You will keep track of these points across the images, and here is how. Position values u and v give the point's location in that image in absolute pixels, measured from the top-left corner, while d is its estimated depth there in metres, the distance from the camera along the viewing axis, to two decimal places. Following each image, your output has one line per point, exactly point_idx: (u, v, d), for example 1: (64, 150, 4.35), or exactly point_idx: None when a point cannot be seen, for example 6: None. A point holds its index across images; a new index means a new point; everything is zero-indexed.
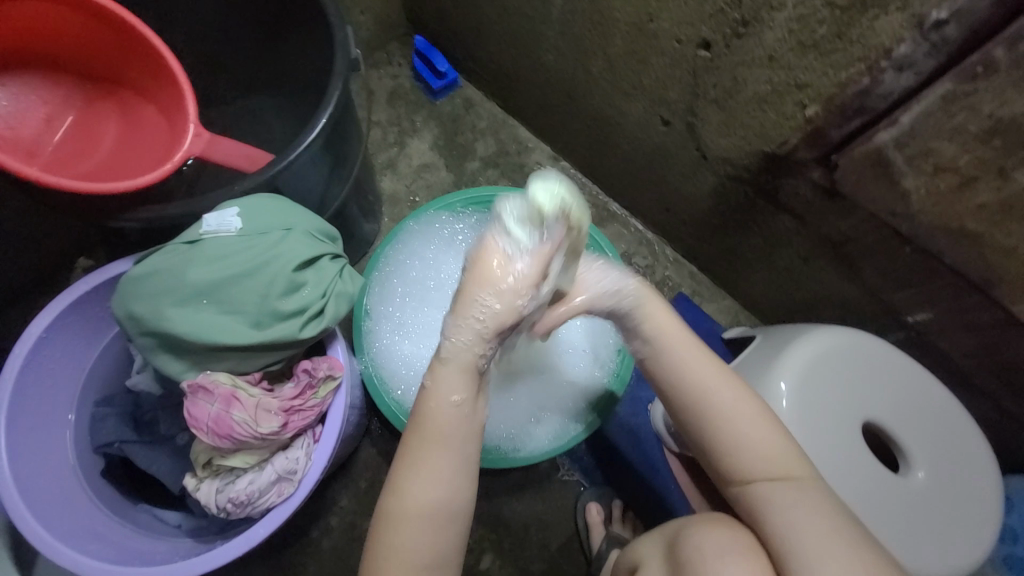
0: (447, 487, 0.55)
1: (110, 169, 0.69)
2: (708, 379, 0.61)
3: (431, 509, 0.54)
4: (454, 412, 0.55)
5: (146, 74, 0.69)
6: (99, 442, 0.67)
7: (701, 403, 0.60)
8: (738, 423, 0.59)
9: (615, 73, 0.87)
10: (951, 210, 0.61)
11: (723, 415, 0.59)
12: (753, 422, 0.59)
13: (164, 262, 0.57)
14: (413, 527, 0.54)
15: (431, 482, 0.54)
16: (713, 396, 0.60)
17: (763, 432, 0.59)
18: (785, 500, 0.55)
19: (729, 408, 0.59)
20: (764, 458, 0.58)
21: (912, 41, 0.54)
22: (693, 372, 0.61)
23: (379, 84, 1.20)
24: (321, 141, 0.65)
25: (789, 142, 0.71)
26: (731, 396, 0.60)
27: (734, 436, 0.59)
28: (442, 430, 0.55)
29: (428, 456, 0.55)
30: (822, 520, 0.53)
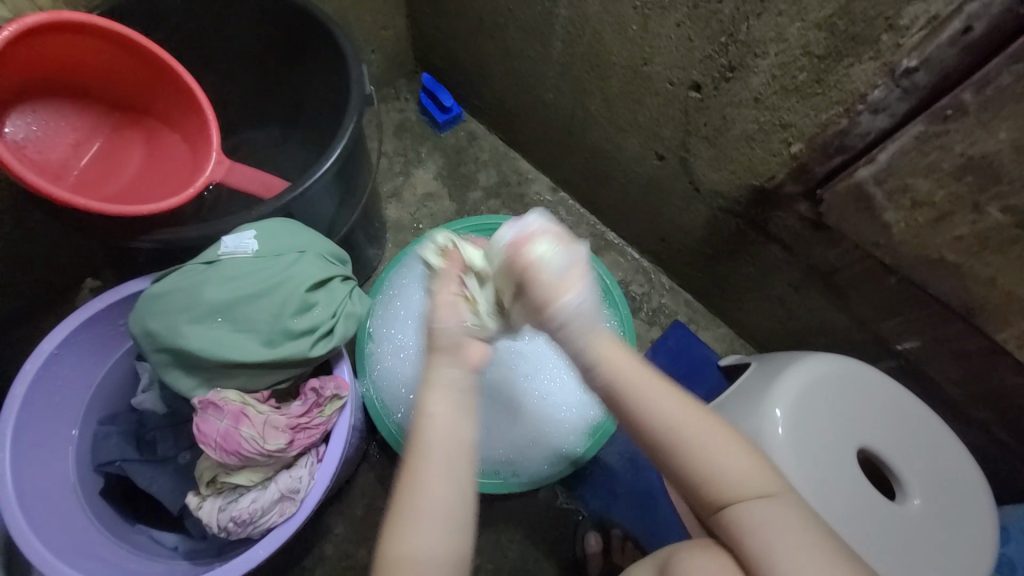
0: (441, 535, 0.51)
1: (134, 193, 0.73)
2: (674, 412, 0.57)
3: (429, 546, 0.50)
4: (450, 432, 0.54)
5: (175, 106, 0.75)
6: (100, 461, 0.67)
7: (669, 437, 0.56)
8: (714, 453, 0.56)
9: (612, 111, 0.92)
10: (931, 242, 0.65)
11: (697, 448, 0.56)
12: (726, 453, 0.56)
13: (181, 280, 0.59)
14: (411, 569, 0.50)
15: (430, 515, 0.51)
16: (678, 429, 0.56)
17: (737, 462, 0.56)
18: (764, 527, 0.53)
19: (698, 441, 0.56)
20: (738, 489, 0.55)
21: (885, 86, 0.59)
22: (658, 406, 0.57)
23: (387, 118, 1.26)
24: (335, 170, 0.68)
25: (776, 177, 0.75)
26: (700, 428, 0.57)
27: (705, 471, 0.55)
28: (439, 463, 0.52)
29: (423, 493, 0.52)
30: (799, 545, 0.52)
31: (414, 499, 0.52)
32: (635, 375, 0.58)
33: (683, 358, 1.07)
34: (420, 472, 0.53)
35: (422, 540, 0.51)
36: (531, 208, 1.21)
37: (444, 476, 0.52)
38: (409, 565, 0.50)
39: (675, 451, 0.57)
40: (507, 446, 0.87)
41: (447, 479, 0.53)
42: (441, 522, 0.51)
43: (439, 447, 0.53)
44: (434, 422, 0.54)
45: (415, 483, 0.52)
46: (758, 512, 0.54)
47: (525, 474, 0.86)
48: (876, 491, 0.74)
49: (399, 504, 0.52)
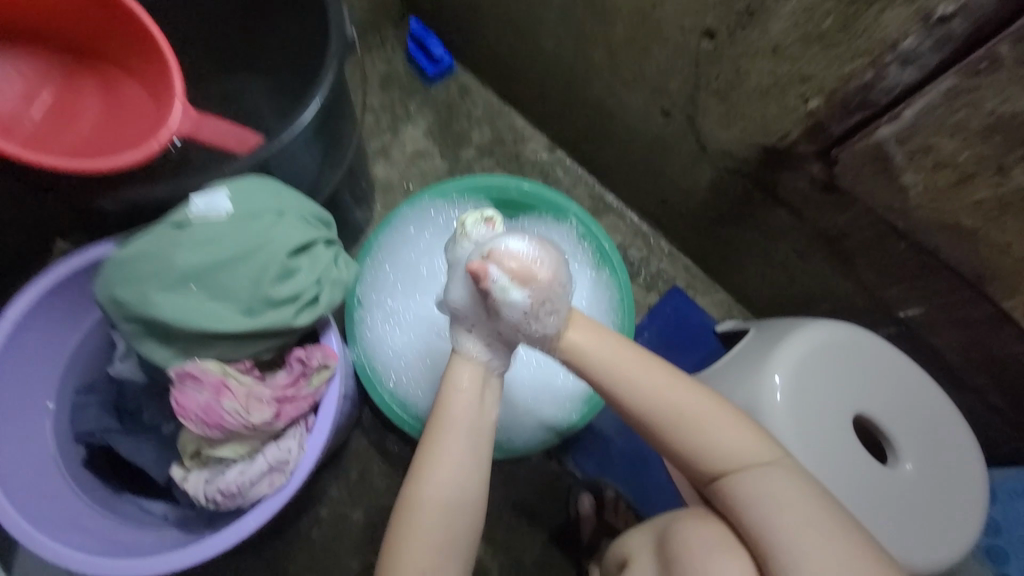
0: (465, 479, 0.57)
1: (89, 148, 0.64)
2: (662, 391, 0.57)
3: (449, 492, 0.56)
4: (468, 403, 0.58)
5: (131, 49, 0.65)
6: (79, 432, 0.64)
7: (671, 412, 0.57)
8: (716, 430, 0.57)
9: (616, 62, 0.85)
10: (948, 206, 0.62)
11: (701, 425, 0.57)
12: (719, 428, 0.57)
13: (149, 244, 0.54)
14: (431, 512, 0.56)
15: (452, 466, 0.57)
16: (667, 408, 0.57)
17: (730, 438, 0.57)
18: (762, 498, 0.54)
19: (686, 418, 0.57)
20: (733, 462, 0.56)
21: (917, 35, 0.53)
22: (642, 383, 0.57)
23: (373, 68, 1.17)
24: (315, 123, 0.62)
25: (789, 136, 0.70)
26: (685, 403, 0.57)
27: (707, 447, 0.56)
28: (464, 420, 0.58)
29: (448, 443, 0.57)
30: (798, 516, 0.52)
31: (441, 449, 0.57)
32: (622, 357, 0.59)
33: (680, 324, 1.05)
34: (445, 425, 0.58)
35: (447, 482, 0.56)
36: (527, 168, 1.15)
37: (462, 437, 0.57)
38: (431, 509, 0.56)
39: (661, 425, 0.57)
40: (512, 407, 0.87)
41: (470, 434, 0.58)
42: (466, 466, 0.57)
43: (463, 411, 0.58)
44: (460, 387, 0.59)
45: (442, 435, 0.57)
46: (757, 483, 0.55)
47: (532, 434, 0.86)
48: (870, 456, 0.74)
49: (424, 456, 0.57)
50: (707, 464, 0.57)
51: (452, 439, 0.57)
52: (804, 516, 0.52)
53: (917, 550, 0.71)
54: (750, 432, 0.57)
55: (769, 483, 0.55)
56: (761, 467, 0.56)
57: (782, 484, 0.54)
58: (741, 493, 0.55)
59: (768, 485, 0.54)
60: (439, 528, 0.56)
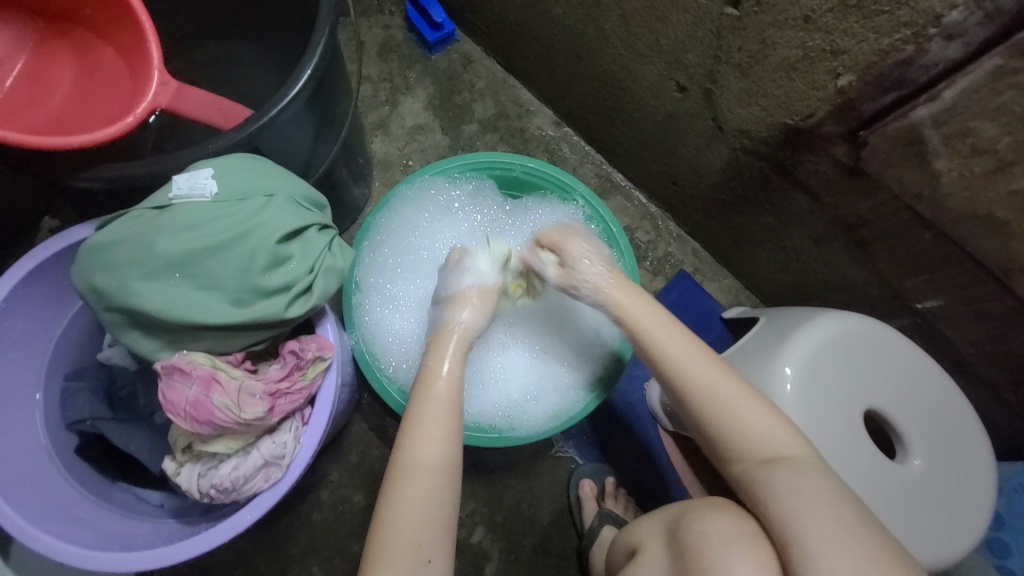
0: (451, 446, 0.59)
1: (63, 121, 0.60)
2: (688, 359, 0.62)
3: (438, 451, 0.58)
4: (450, 381, 0.64)
5: (104, 12, 0.59)
6: (70, 419, 0.62)
7: (700, 383, 0.61)
8: (740, 414, 0.59)
9: (630, 31, 0.80)
10: (980, 197, 0.58)
11: (726, 405, 0.60)
12: (744, 413, 0.59)
13: (130, 229, 0.51)
14: (423, 469, 0.57)
15: (440, 425, 0.60)
16: (695, 381, 0.61)
17: (755, 424, 0.58)
18: (785, 489, 0.53)
19: (721, 399, 0.60)
20: (765, 454, 0.57)
21: (965, 8, 0.48)
22: (671, 348, 0.64)
23: (369, 35, 1.10)
24: (306, 95, 0.58)
25: (815, 116, 0.66)
26: (715, 379, 0.61)
27: (732, 429, 0.59)
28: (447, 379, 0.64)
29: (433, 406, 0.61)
30: (823, 510, 0.51)
31: (427, 411, 0.60)
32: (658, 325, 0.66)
33: (687, 310, 1.03)
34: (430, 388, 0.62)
35: (431, 443, 0.58)
36: (532, 145, 1.10)
37: (445, 404, 0.61)
38: (420, 466, 0.57)
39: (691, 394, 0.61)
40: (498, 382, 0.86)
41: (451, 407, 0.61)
42: (451, 428, 0.60)
43: (445, 380, 0.63)
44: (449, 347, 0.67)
45: (426, 400, 0.61)
46: (782, 475, 0.55)
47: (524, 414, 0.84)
48: (878, 450, 0.73)
49: (415, 415, 0.60)
50: (737, 452, 0.58)
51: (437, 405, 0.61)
52: (824, 509, 0.51)
53: (920, 539, 0.70)
54: (785, 427, 0.58)
55: (797, 477, 0.54)
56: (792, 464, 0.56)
57: (809, 480, 0.54)
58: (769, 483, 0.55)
59: (796, 479, 0.54)
60: (428, 490, 0.56)
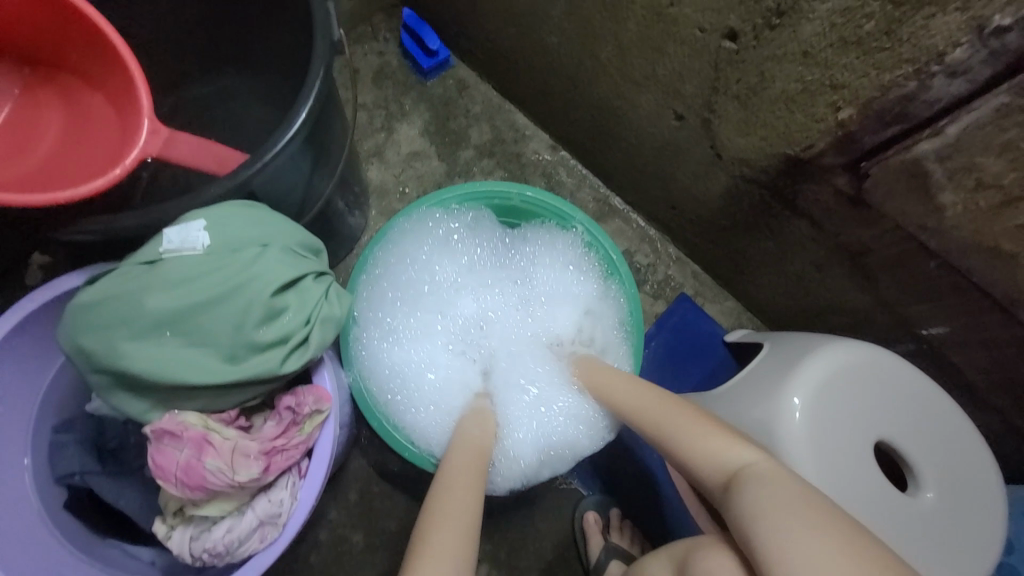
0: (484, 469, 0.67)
1: (49, 170, 0.58)
2: (644, 401, 0.68)
3: (477, 468, 0.66)
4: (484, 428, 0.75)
5: (90, 57, 0.58)
6: (59, 473, 0.60)
7: (651, 417, 0.65)
8: (685, 430, 0.61)
9: (626, 61, 0.79)
10: (986, 229, 0.57)
11: (672, 425, 0.62)
12: (688, 429, 0.61)
13: (119, 286, 0.49)
14: (462, 479, 0.64)
15: (477, 450, 0.70)
16: (645, 414, 0.67)
17: (702, 436, 0.59)
18: (736, 491, 0.52)
19: (672, 423, 0.62)
20: (722, 471, 0.55)
21: (969, 45, 0.48)
22: (630, 395, 0.70)
23: (364, 62, 1.09)
24: (301, 138, 0.57)
25: (815, 147, 0.65)
26: (660, 408, 0.66)
27: (685, 446, 0.60)
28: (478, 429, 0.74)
29: (473, 436, 0.72)
30: (778, 510, 0.47)
31: (464, 444, 0.71)
32: (612, 376, 0.74)
33: (689, 334, 1.02)
34: (470, 431, 0.74)
35: (470, 462, 0.67)
36: (528, 169, 1.09)
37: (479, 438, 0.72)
38: (462, 477, 0.64)
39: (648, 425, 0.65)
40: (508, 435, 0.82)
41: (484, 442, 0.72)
42: (483, 453, 0.70)
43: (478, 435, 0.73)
44: (481, 420, 0.76)
45: (464, 438, 0.72)
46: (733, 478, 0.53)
47: (538, 468, 0.82)
48: (889, 483, 0.71)
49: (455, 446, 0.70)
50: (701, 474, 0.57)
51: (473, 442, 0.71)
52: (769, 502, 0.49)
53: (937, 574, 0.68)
54: (727, 433, 0.59)
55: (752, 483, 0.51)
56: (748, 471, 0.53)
57: (764, 485, 0.51)
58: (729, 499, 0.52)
59: (751, 486, 0.51)
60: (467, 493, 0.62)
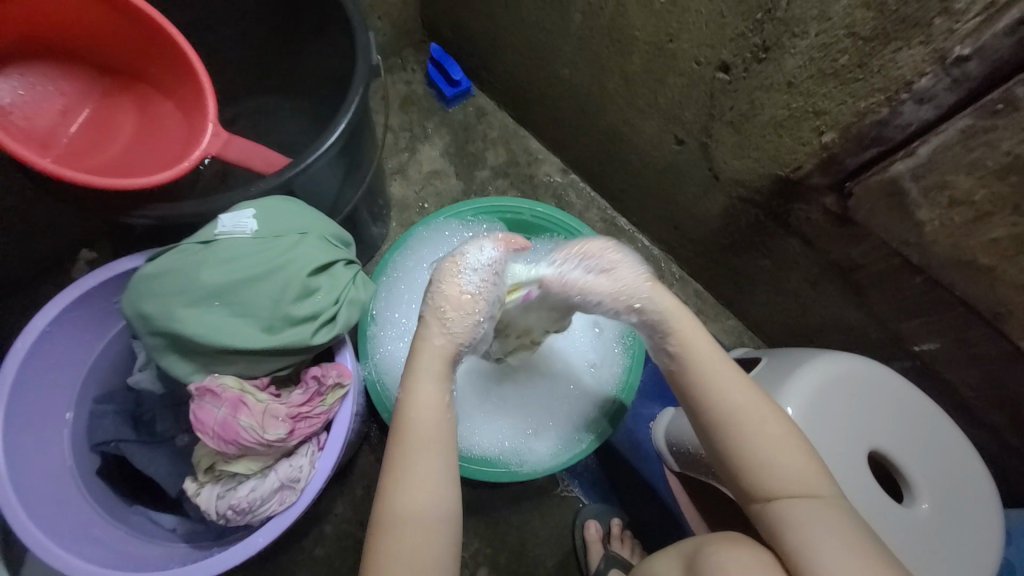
0: (443, 484, 0.54)
1: (125, 164, 0.68)
2: (723, 385, 0.60)
3: (433, 489, 0.54)
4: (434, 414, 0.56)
5: (167, 70, 0.69)
6: (96, 440, 0.68)
7: (729, 410, 0.58)
8: (767, 441, 0.57)
9: (631, 91, 0.87)
10: (963, 243, 0.62)
11: (751, 428, 0.58)
12: (771, 439, 0.57)
13: (179, 261, 0.58)
14: (413, 510, 0.53)
15: (433, 457, 0.55)
16: (721, 401, 0.59)
17: (782, 451, 0.57)
18: (806, 522, 0.53)
19: (756, 422, 0.58)
20: (789, 485, 0.55)
21: (934, 75, 0.54)
22: (707, 372, 0.60)
23: (393, 89, 1.20)
24: (338, 146, 0.64)
25: (803, 168, 0.71)
26: (744, 399, 0.59)
27: (760, 453, 0.57)
28: (426, 445, 0.55)
29: (424, 458, 0.54)
30: (834, 534, 0.52)
31: (413, 447, 0.55)
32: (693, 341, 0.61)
33: None
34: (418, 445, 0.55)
35: (422, 483, 0.54)
36: (540, 190, 1.16)
37: (436, 433, 0.56)
38: (411, 507, 0.53)
39: (726, 415, 0.58)
40: (497, 413, 0.88)
41: (439, 436, 0.56)
42: (439, 460, 0.55)
43: (429, 413, 0.56)
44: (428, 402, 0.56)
45: (411, 428, 0.55)
46: (802, 506, 0.54)
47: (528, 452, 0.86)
48: (886, 494, 0.72)
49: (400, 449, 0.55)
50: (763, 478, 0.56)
51: (425, 431, 0.56)
52: (837, 538, 0.52)
53: None
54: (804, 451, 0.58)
55: (810, 506, 0.54)
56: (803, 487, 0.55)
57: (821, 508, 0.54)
58: (793, 518, 0.54)
59: (811, 509, 0.54)
60: (424, 533, 0.52)
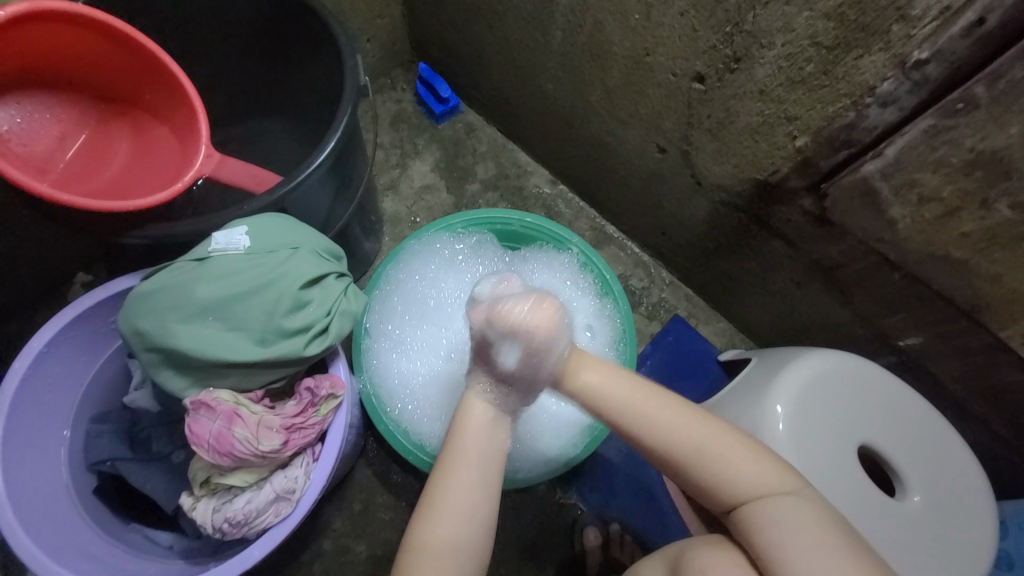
0: (482, 495, 0.59)
1: (123, 187, 0.71)
2: (670, 424, 0.58)
3: (476, 499, 0.58)
4: (489, 423, 0.62)
5: (162, 97, 0.73)
6: (92, 459, 0.69)
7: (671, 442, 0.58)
8: (724, 460, 0.57)
9: (613, 103, 0.90)
10: (937, 238, 0.64)
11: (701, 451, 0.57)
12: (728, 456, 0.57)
13: (173, 278, 0.60)
14: (451, 509, 0.58)
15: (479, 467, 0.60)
16: (667, 439, 0.58)
17: (743, 469, 0.56)
18: (780, 523, 0.53)
19: (709, 454, 0.57)
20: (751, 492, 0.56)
21: (895, 79, 0.57)
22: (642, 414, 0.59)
23: (384, 108, 1.23)
24: (328, 163, 0.66)
25: (780, 171, 0.73)
26: (713, 442, 0.57)
27: (718, 474, 0.57)
28: (464, 465, 0.59)
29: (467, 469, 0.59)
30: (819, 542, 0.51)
31: (459, 453, 0.60)
32: (645, 402, 0.59)
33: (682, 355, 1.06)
34: (461, 455, 0.60)
35: (463, 493, 0.58)
36: (530, 201, 1.19)
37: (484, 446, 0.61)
38: (449, 511, 0.57)
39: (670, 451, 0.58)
40: None
41: (484, 453, 0.61)
42: (484, 472, 0.60)
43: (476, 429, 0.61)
44: (472, 430, 0.61)
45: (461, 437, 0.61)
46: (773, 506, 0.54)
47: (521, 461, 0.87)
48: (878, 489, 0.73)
49: (449, 453, 0.60)
50: (722, 495, 0.57)
51: (472, 440, 0.61)
52: (811, 535, 0.52)
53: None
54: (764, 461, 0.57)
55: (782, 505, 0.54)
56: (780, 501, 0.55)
57: (802, 516, 0.53)
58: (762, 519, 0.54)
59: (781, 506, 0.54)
60: (460, 534, 0.57)
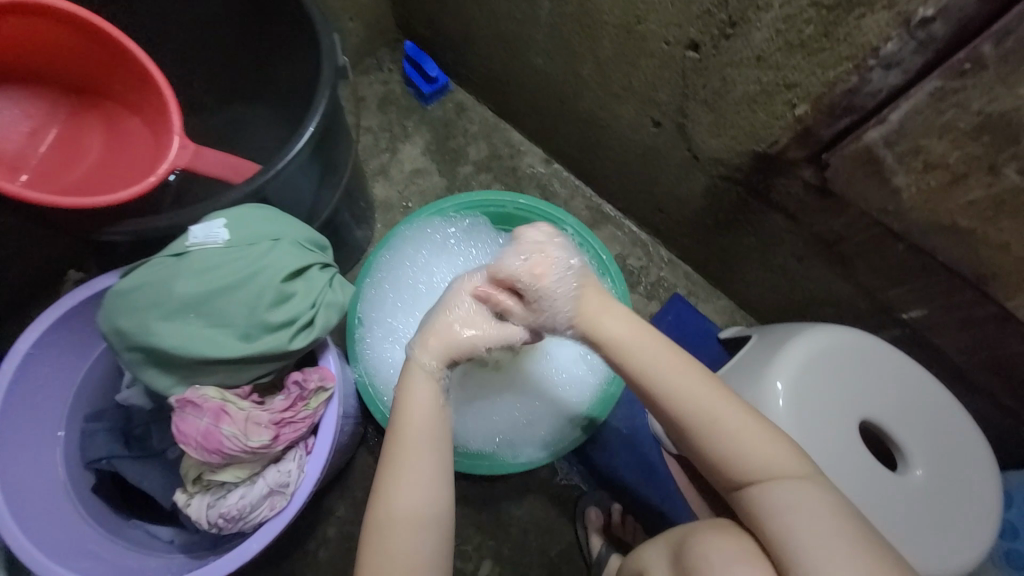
0: (434, 487, 0.58)
1: (95, 183, 0.69)
2: (689, 396, 0.58)
3: (431, 493, 0.57)
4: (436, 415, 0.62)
5: (131, 86, 0.69)
6: (89, 458, 0.69)
7: (691, 412, 0.58)
8: (739, 438, 0.56)
9: (605, 76, 0.87)
10: (942, 206, 0.61)
11: (714, 424, 0.57)
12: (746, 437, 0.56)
13: (151, 274, 0.58)
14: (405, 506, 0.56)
15: (431, 457, 0.59)
16: (690, 406, 0.58)
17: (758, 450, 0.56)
18: (791, 509, 0.53)
19: (723, 428, 0.57)
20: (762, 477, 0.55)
21: (899, 39, 0.53)
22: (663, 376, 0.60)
23: (370, 90, 1.19)
24: (308, 149, 0.64)
25: (779, 142, 0.70)
26: (734, 416, 0.58)
27: (731, 452, 0.56)
28: (411, 459, 0.58)
29: (418, 462, 0.58)
30: (826, 531, 0.51)
31: (401, 446, 0.59)
32: (665, 356, 0.61)
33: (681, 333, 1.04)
34: (409, 448, 0.59)
35: (411, 489, 0.57)
36: (524, 181, 1.16)
37: (431, 438, 0.60)
38: (403, 508, 0.56)
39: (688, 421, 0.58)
40: (492, 408, 0.89)
41: (429, 443, 0.60)
42: (435, 461, 0.59)
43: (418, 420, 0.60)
44: (417, 419, 0.61)
45: (405, 428, 0.60)
46: (785, 494, 0.54)
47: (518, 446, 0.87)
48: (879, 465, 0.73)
49: (395, 447, 0.59)
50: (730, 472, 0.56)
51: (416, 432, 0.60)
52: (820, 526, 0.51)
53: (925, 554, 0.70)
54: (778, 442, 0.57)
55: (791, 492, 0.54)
56: (789, 484, 0.54)
57: (808, 502, 0.53)
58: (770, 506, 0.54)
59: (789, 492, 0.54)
60: (415, 532, 0.56)
